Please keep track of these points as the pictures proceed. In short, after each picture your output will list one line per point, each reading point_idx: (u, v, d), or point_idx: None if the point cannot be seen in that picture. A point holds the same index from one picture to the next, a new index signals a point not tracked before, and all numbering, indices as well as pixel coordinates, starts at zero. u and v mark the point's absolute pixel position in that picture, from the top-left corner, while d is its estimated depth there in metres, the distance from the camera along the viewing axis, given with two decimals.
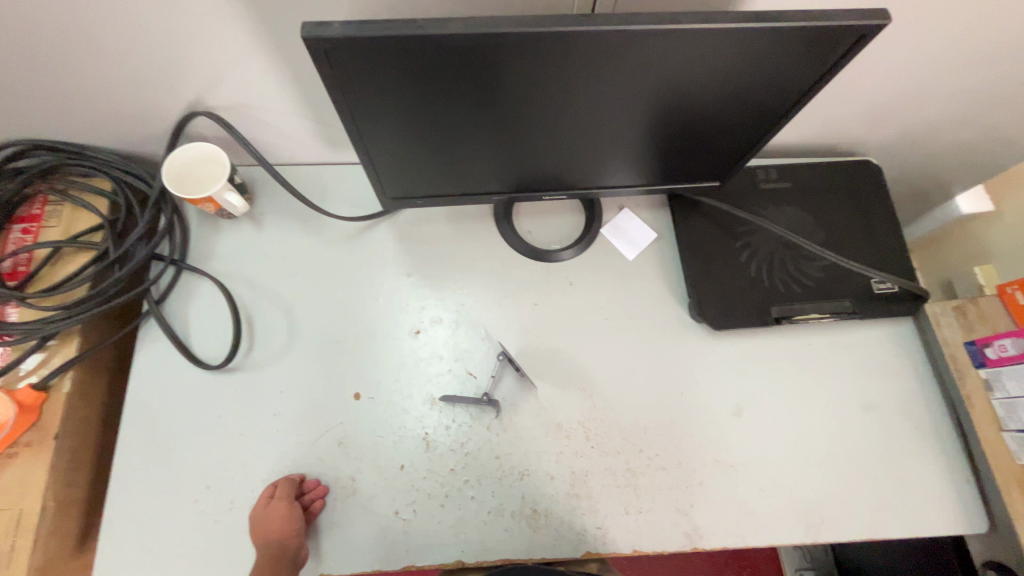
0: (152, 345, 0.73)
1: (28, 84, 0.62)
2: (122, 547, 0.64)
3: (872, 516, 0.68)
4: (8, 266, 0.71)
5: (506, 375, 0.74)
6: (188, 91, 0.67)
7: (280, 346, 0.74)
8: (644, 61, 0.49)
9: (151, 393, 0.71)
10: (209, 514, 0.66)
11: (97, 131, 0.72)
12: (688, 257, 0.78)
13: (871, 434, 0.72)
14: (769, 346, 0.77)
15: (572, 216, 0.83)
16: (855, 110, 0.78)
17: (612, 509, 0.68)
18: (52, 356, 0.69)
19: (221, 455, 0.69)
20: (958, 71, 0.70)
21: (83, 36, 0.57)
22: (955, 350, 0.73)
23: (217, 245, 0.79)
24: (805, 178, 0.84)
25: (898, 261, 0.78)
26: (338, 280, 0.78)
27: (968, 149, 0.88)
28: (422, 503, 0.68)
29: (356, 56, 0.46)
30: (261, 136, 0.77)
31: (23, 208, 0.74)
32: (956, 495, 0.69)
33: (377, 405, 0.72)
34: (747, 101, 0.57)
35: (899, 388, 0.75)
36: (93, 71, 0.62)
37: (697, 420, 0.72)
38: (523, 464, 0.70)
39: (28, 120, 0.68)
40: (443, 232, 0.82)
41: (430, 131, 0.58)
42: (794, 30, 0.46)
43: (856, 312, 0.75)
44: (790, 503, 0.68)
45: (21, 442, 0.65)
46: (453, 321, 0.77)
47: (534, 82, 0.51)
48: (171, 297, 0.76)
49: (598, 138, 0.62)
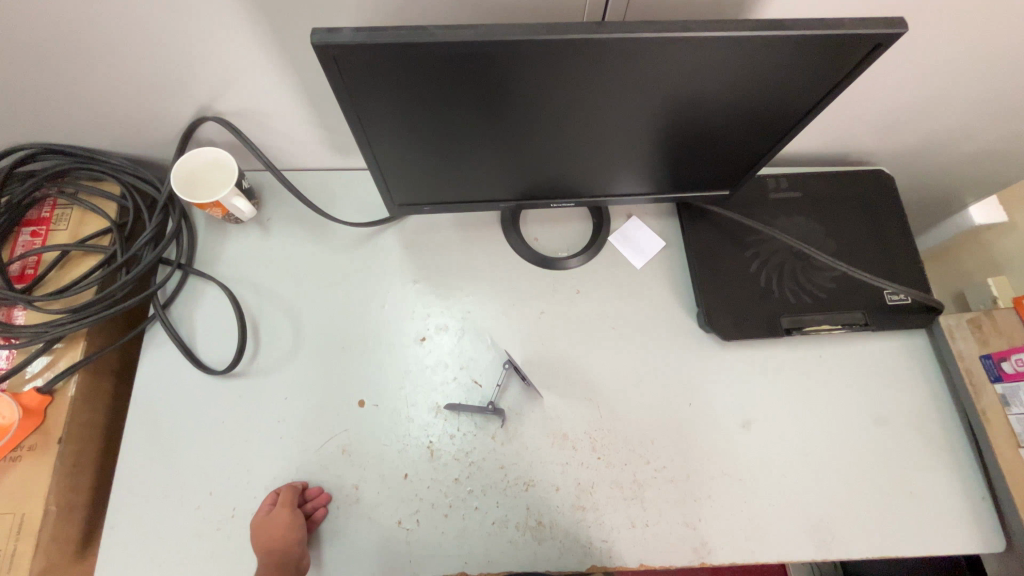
0: (157, 349, 0.73)
1: (40, 88, 0.63)
2: (123, 553, 0.64)
3: (885, 533, 0.66)
4: (16, 268, 0.71)
5: (512, 384, 0.73)
6: (198, 97, 0.67)
7: (285, 352, 0.74)
8: (654, 68, 0.49)
9: (154, 397, 0.70)
10: (211, 520, 0.66)
11: (107, 136, 0.72)
12: (697, 267, 0.77)
13: (884, 448, 0.71)
14: (779, 358, 0.75)
15: (579, 224, 0.83)
16: (866, 119, 0.77)
17: (618, 522, 0.67)
18: (58, 359, 0.69)
19: (223, 460, 0.68)
20: (973, 79, 0.69)
21: (95, 41, 0.57)
22: (970, 363, 0.72)
23: (223, 250, 0.79)
24: (817, 188, 0.83)
25: (911, 272, 0.77)
26: (342, 285, 0.78)
27: (982, 160, 0.87)
28: (426, 512, 0.67)
29: (366, 63, 0.45)
30: (270, 142, 0.77)
31: (32, 212, 0.74)
32: (972, 513, 0.67)
33: (381, 413, 0.71)
34: (758, 110, 0.56)
35: (912, 402, 0.73)
36: (106, 76, 0.62)
37: (706, 433, 0.71)
38: (528, 475, 0.69)
39: (39, 124, 0.69)
40: (449, 239, 0.81)
41: (438, 138, 0.57)
42: (808, 37, 0.46)
43: (868, 323, 0.74)
44: (801, 518, 0.67)
45: (25, 446, 0.65)
46: (459, 328, 0.76)
47: (544, 90, 0.51)
48: (177, 302, 0.76)
49: (608, 145, 0.61)
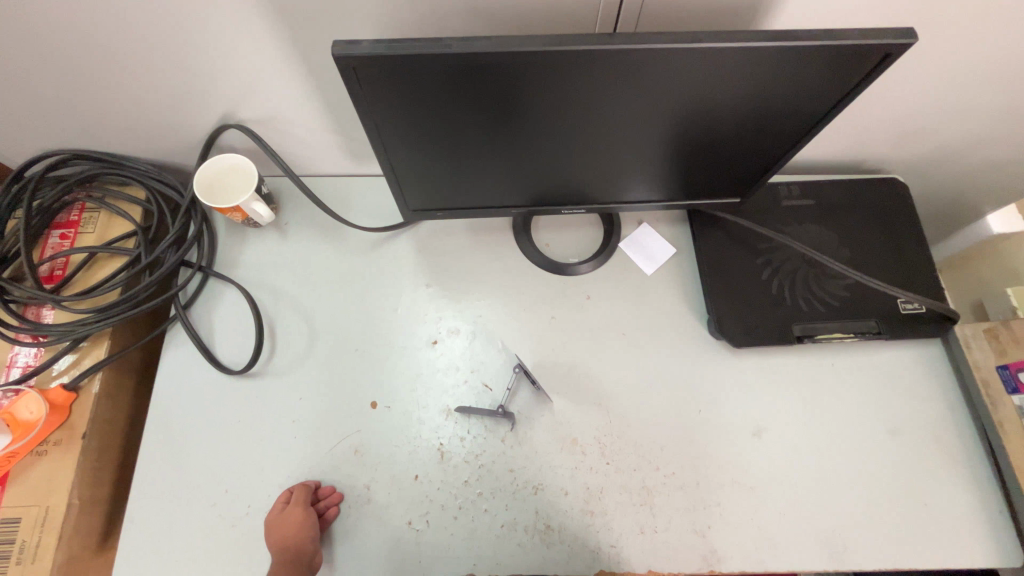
0: (177, 349, 0.75)
1: (73, 96, 0.66)
2: (141, 548, 0.65)
3: (898, 545, 0.66)
4: (45, 269, 0.74)
5: (522, 388, 0.74)
6: (221, 105, 0.69)
7: (301, 353, 0.75)
8: (662, 78, 0.50)
9: (173, 396, 0.72)
10: (226, 517, 0.67)
11: (134, 142, 0.75)
12: (708, 274, 0.77)
13: (897, 459, 0.70)
14: (791, 365, 0.75)
15: (590, 230, 0.83)
16: (880, 126, 0.77)
17: (626, 528, 0.67)
18: (83, 357, 0.71)
19: (238, 458, 0.70)
20: (990, 85, 0.69)
21: (125, 52, 0.60)
22: (987, 374, 0.70)
23: (242, 253, 0.81)
24: (829, 196, 0.83)
25: (926, 281, 0.76)
26: (357, 289, 0.80)
27: (1000, 167, 0.86)
28: (436, 514, 0.68)
29: (382, 73, 0.47)
30: (289, 148, 0.79)
31: (61, 215, 0.77)
32: (988, 527, 0.66)
33: (392, 414, 0.72)
34: (767, 118, 0.57)
35: (927, 413, 0.72)
36: (134, 85, 0.65)
37: (716, 440, 0.71)
38: (537, 479, 0.69)
39: (70, 131, 0.72)
40: (462, 244, 0.82)
41: (451, 145, 0.59)
42: (816, 48, 0.46)
43: (881, 332, 0.74)
44: (812, 528, 0.66)
45: (50, 440, 0.67)
46: (470, 332, 0.77)
47: (555, 99, 0.52)
48: (197, 303, 0.78)
49: (619, 153, 0.62)
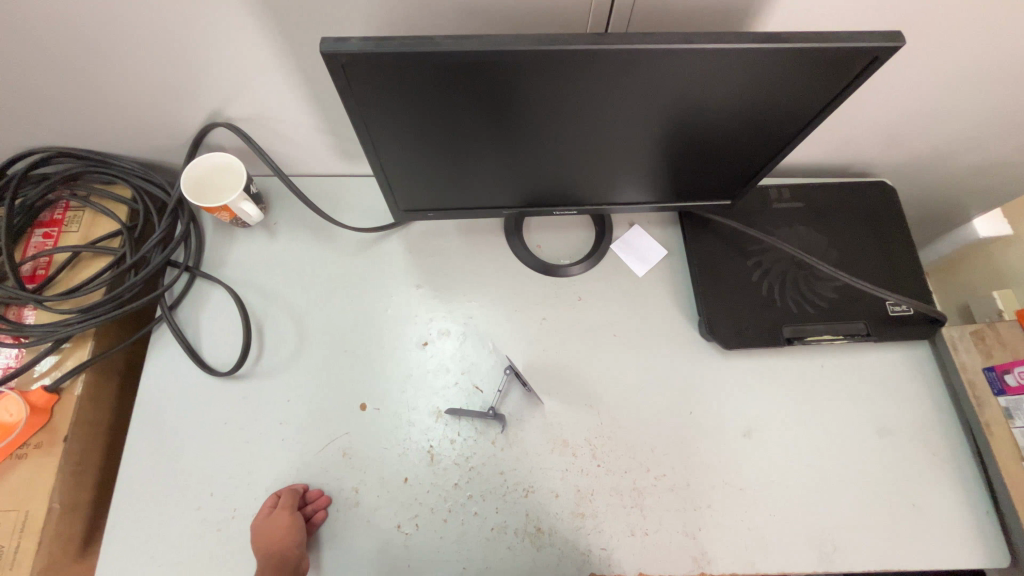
0: (163, 350, 0.74)
1: (58, 93, 0.65)
2: (123, 552, 0.64)
3: (886, 546, 0.66)
4: (28, 269, 0.73)
5: (513, 390, 0.74)
6: (211, 103, 0.68)
7: (290, 354, 0.75)
8: (654, 79, 0.50)
9: (158, 398, 0.71)
10: (212, 520, 0.66)
11: (122, 140, 0.74)
12: (699, 275, 0.77)
13: (885, 459, 0.70)
14: (781, 366, 0.75)
15: (582, 231, 0.83)
16: (870, 129, 0.77)
17: (618, 530, 0.67)
18: (66, 358, 0.70)
19: (225, 461, 0.69)
20: (978, 89, 0.70)
21: (113, 49, 0.59)
22: (973, 375, 0.71)
23: (230, 254, 0.80)
24: (819, 198, 0.83)
25: (915, 283, 0.77)
26: (348, 290, 0.79)
27: (987, 172, 0.87)
28: (426, 518, 0.67)
29: (373, 71, 0.47)
30: (279, 147, 0.79)
31: (45, 214, 0.76)
32: (975, 527, 0.67)
33: (383, 417, 0.72)
34: (759, 120, 0.57)
35: (915, 414, 0.73)
36: (121, 82, 0.64)
37: (707, 441, 0.71)
38: (527, 481, 0.69)
39: (55, 128, 0.71)
40: (454, 245, 0.82)
41: (442, 144, 0.58)
42: (807, 50, 0.46)
43: (871, 334, 0.74)
44: (802, 528, 0.67)
45: (31, 443, 0.66)
46: (461, 333, 0.77)
47: (547, 98, 0.52)
48: (183, 303, 0.77)
49: (610, 154, 0.62)
